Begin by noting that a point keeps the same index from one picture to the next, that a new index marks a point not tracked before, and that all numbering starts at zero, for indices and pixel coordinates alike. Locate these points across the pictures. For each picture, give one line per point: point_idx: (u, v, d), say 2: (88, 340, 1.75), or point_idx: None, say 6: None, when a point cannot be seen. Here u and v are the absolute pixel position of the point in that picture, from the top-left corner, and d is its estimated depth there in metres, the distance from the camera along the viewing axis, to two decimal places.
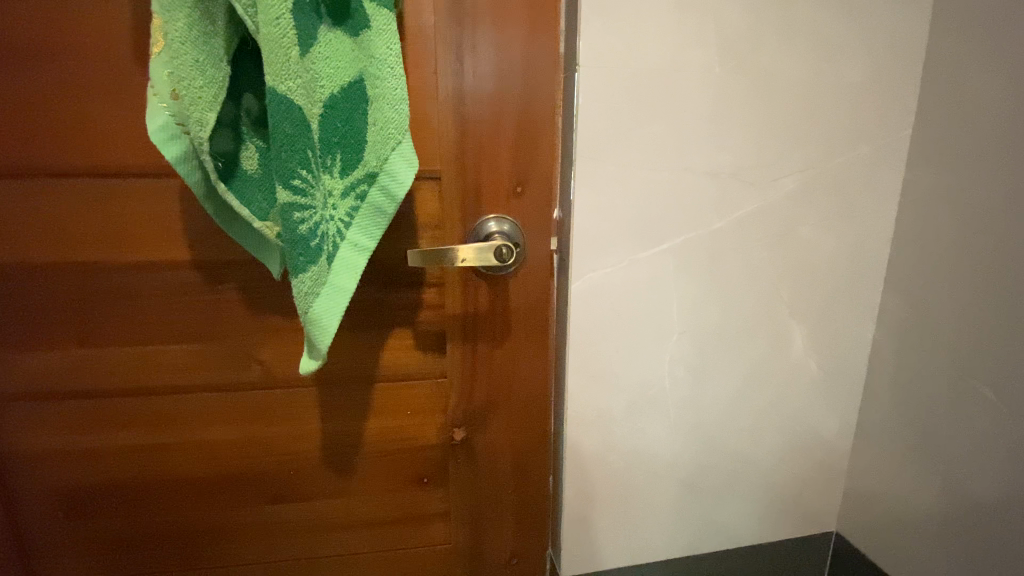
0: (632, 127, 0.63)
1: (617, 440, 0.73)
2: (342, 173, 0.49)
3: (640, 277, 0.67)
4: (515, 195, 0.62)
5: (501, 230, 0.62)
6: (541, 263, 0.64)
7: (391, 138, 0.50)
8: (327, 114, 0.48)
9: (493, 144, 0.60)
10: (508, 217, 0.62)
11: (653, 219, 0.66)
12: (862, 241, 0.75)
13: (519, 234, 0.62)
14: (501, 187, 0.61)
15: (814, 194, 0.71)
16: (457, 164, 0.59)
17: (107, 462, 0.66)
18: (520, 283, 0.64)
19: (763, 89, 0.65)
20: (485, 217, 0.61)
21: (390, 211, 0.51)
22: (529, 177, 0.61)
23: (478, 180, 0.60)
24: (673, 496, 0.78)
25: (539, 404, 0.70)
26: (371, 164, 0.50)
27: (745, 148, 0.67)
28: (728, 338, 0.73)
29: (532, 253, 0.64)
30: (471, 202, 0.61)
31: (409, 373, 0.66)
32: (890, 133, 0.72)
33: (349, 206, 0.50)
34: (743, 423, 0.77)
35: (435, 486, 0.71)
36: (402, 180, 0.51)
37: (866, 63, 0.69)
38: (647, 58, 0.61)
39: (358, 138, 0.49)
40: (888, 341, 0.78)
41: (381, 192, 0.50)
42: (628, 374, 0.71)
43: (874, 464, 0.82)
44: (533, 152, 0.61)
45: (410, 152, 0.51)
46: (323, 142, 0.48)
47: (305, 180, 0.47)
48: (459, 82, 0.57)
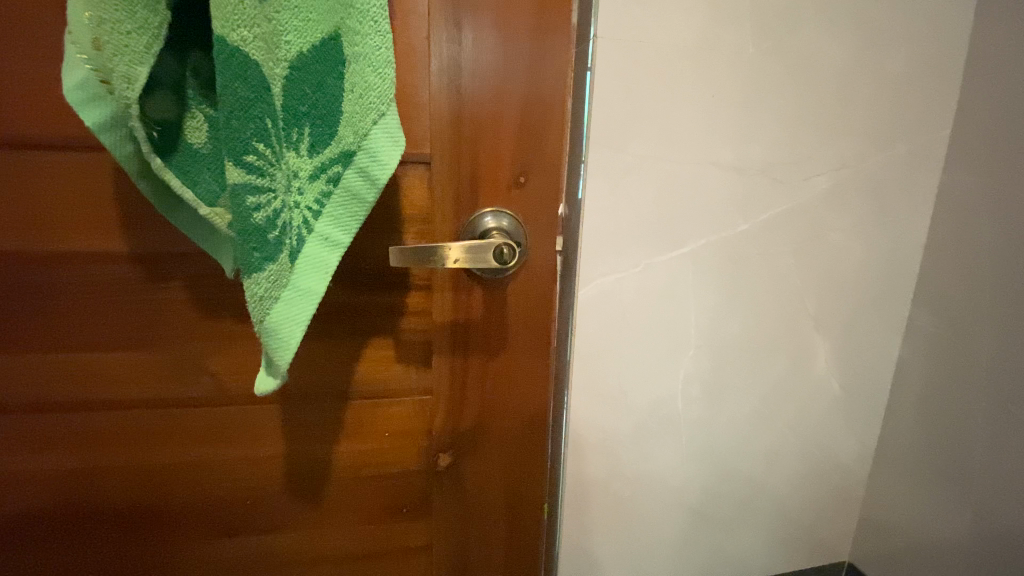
0: (653, 114, 0.55)
1: (622, 464, 0.66)
2: (310, 150, 0.40)
3: (656, 283, 0.60)
4: (518, 186, 0.52)
5: (502, 229, 0.52)
6: (546, 266, 0.54)
7: (373, 110, 0.41)
8: (292, 75, 0.38)
9: (493, 124, 0.50)
10: (510, 212, 0.52)
11: (673, 219, 0.59)
12: (894, 249, 0.68)
13: (522, 233, 0.53)
14: (503, 176, 0.51)
15: (847, 196, 0.64)
16: (451, 148, 0.50)
17: (33, 490, 0.56)
18: (521, 288, 0.54)
19: (799, 76, 0.58)
20: (484, 212, 0.52)
21: (371, 198, 0.42)
22: (534, 165, 0.51)
23: (476, 167, 0.51)
24: (680, 525, 0.71)
25: (539, 430, 0.59)
26: (346, 141, 0.41)
27: (776, 141, 0.59)
28: (748, 352, 0.66)
29: (535, 256, 0.54)
30: (467, 192, 0.52)
31: (389, 390, 0.57)
32: (930, 131, 0.65)
33: (319, 191, 0.41)
34: (759, 446, 0.70)
35: (417, 517, 0.62)
36: (385, 161, 0.42)
37: (908, 52, 0.62)
38: (672, 34, 0.54)
39: (331, 108, 0.40)
40: (915, 358, 0.72)
41: (359, 175, 0.42)
42: (637, 391, 0.63)
43: (894, 490, 0.76)
44: (539, 135, 0.51)
45: (396, 127, 0.42)
46: (287, 111, 0.39)
47: (263, 156, 0.38)
48: (456, 48, 0.48)
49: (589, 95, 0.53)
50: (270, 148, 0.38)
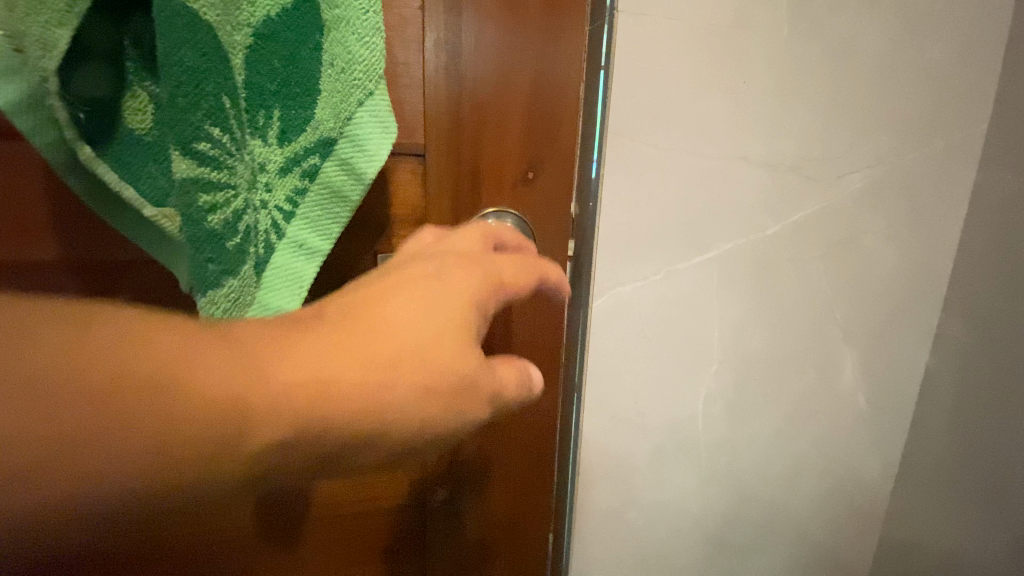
0: (678, 103, 0.49)
1: (637, 490, 0.60)
2: (281, 137, 0.33)
3: (679, 292, 0.54)
4: (526, 183, 0.45)
5: (509, 231, 0.45)
6: (556, 275, 0.47)
7: (359, 87, 0.34)
8: (257, 43, 0.30)
9: (499, 111, 0.43)
10: (516, 212, 0.45)
11: (698, 220, 0.52)
12: (926, 253, 0.63)
13: (528, 236, 0.46)
14: (509, 171, 0.44)
15: (881, 195, 0.58)
16: (449, 137, 0.43)
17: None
18: (529, 299, 0.47)
19: (837, 60, 0.52)
20: (487, 212, 0.45)
21: (354, 194, 0.37)
22: (545, 160, 0.44)
23: (478, 160, 0.44)
24: (697, 553, 0.65)
25: (546, 462, 0.52)
26: (326, 126, 0.34)
27: (811, 134, 0.53)
28: (774, 366, 0.60)
29: (541, 263, 0.47)
30: (468, 190, 0.45)
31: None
32: (969, 125, 0.60)
33: (292, 186, 0.34)
34: (781, 466, 0.65)
35: (408, 556, 0.55)
36: (372, 150, 0.36)
37: (950, 37, 0.56)
38: (700, 11, 0.47)
39: (307, 85, 0.33)
40: (945, 370, 0.67)
41: (341, 166, 0.35)
42: (654, 411, 0.57)
43: (921, 509, 0.71)
44: (551, 125, 0.44)
45: (386, 109, 0.36)
46: (250, 88, 0.31)
47: (219, 145, 0.29)
48: (454, 21, 0.41)
49: (607, 79, 0.46)
50: (228, 136, 0.30)
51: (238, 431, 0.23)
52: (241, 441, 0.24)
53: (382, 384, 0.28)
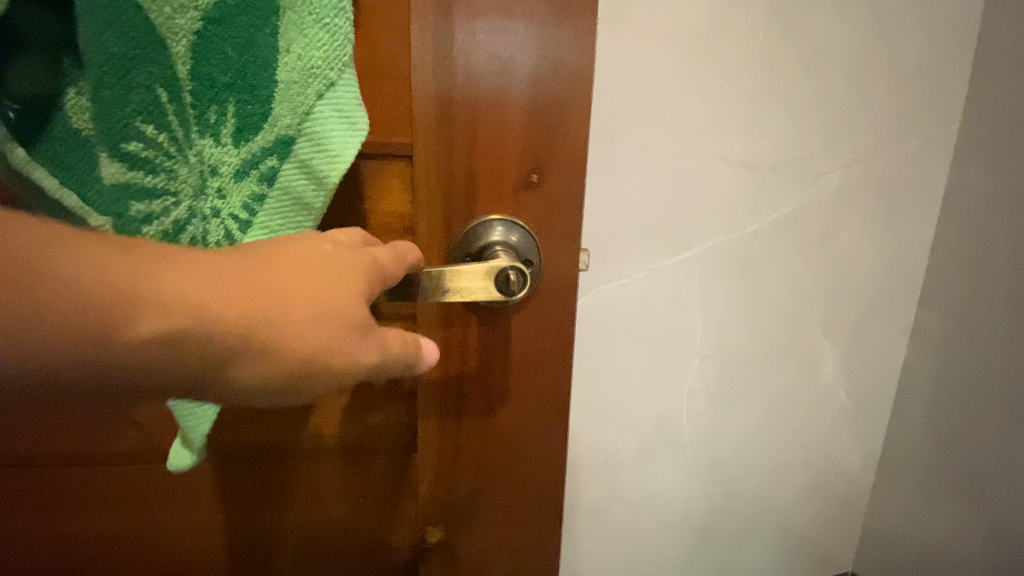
0: (656, 101, 0.48)
1: (623, 493, 0.60)
2: (235, 137, 0.28)
3: (660, 293, 0.53)
4: (526, 184, 0.36)
5: (510, 245, 0.37)
6: (560, 293, 0.39)
7: (316, 77, 0.28)
8: (205, 28, 0.26)
9: (493, 99, 0.35)
10: (517, 220, 0.37)
11: (679, 220, 0.51)
12: (903, 246, 0.63)
13: (529, 248, 0.38)
14: (510, 171, 0.36)
15: (859, 192, 0.58)
16: (441, 134, 0.35)
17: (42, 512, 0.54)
18: (527, 325, 0.39)
19: (814, 57, 0.52)
20: (483, 219, 0.37)
21: (318, 205, 0.30)
22: (549, 154, 0.36)
23: (472, 156, 0.36)
24: (685, 550, 0.66)
25: (552, 514, 0.43)
26: (285, 123, 0.28)
27: (790, 132, 0.53)
28: (757, 364, 0.60)
29: (540, 281, 0.39)
30: (463, 193, 0.36)
31: (368, 444, 0.46)
32: (945, 120, 0.60)
33: (246, 195, 0.28)
34: (765, 464, 0.65)
35: None
36: (335, 153, 0.29)
37: (925, 33, 0.56)
38: (679, 8, 0.46)
39: (260, 75, 0.27)
40: (923, 362, 0.67)
41: (304, 170, 0.29)
42: (638, 414, 0.57)
43: (902, 501, 0.71)
44: (549, 111, 0.35)
45: (349, 106, 0.29)
46: (197, 79, 0.26)
47: (151, 144, 0.26)
48: None
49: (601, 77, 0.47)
50: (163, 132, 0.26)
51: (69, 312, 0.18)
52: (70, 337, 0.18)
53: (240, 323, 0.20)
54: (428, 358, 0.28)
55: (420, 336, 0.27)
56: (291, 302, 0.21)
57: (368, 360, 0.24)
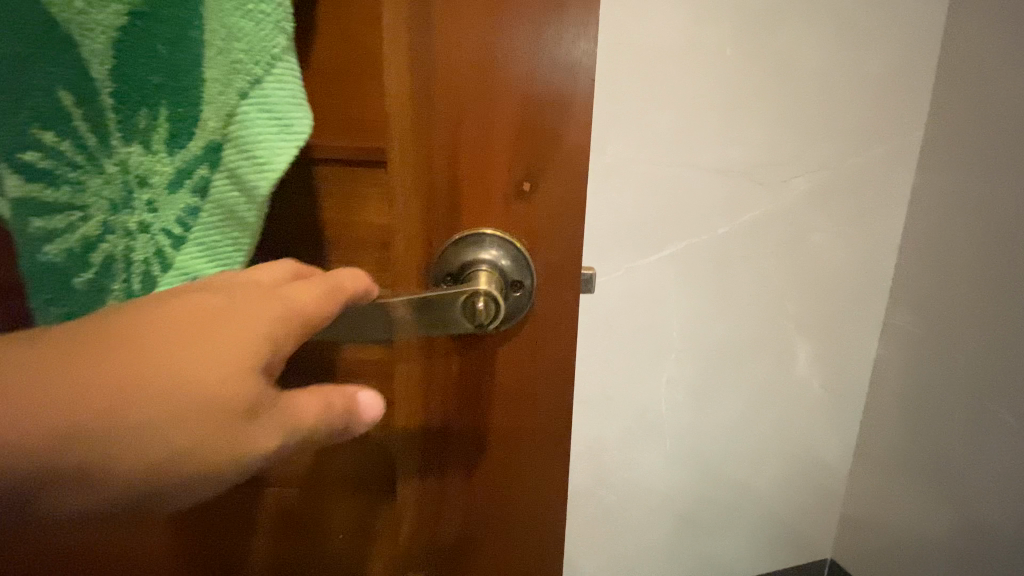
0: (633, 116, 0.55)
1: (608, 473, 0.65)
2: (169, 145, 0.19)
3: (638, 288, 0.59)
4: (520, 197, 0.26)
5: (501, 268, 0.26)
6: (560, 333, 0.28)
7: (243, 68, 0.19)
8: (134, 25, 0.17)
9: (474, 78, 0.24)
10: (509, 241, 0.26)
11: (654, 222, 0.58)
12: (872, 250, 0.69)
13: (526, 276, 0.27)
14: (501, 180, 0.26)
15: (827, 198, 0.64)
16: (409, 125, 0.25)
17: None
18: (514, 376, 0.29)
19: (778, 76, 0.58)
20: (465, 236, 0.26)
21: (256, 227, 0.21)
22: (549, 157, 0.25)
23: (451, 157, 0.25)
24: (668, 530, 0.71)
25: None
26: (219, 124, 0.19)
27: (758, 144, 0.59)
28: (732, 355, 0.65)
29: (537, 320, 0.28)
30: (442, 206, 0.26)
31: (330, 477, 0.32)
32: (905, 132, 0.66)
33: (177, 210, 0.19)
34: (744, 451, 0.70)
35: None
36: (269, 164, 0.20)
37: (884, 53, 0.62)
38: (651, 36, 0.53)
39: (193, 64, 0.18)
40: (894, 356, 0.72)
41: (242, 183, 0.20)
42: (621, 399, 0.63)
43: (877, 489, 0.76)
44: (546, 101, 0.25)
45: (295, 101, 0.20)
46: (119, 78, 0.18)
47: (43, 151, 0.17)
48: None
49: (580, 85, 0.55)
50: (69, 138, 0.18)
51: None
52: None
53: (60, 444, 0.14)
54: (365, 420, 0.20)
55: (355, 387, 0.20)
56: (121, 388, 0.15)
57: (260, 449, 0.17)
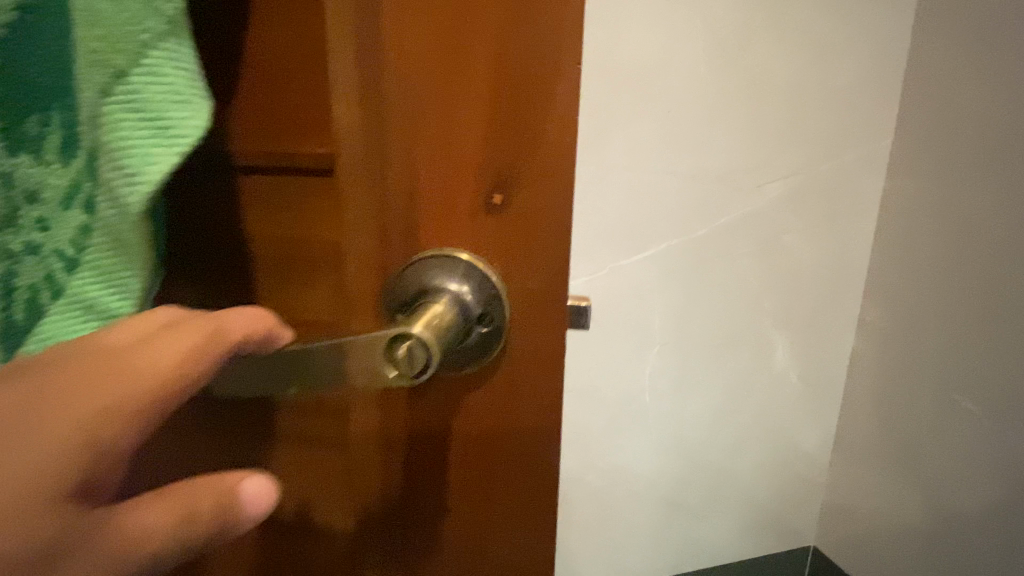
0: (615, 128, 0.60)
1: (596, 458, 0.70)
2: (56, 158, 0.17)
3: (622, 285, 0.64)
4: (491, 217, 0.23)
5: (462, 299, 0.23)
6: (538, 364, 0.25)
7: (112, 69, 0.17)
8: (15, 25, 0.16)
9: (435, 90, 0.22)
10: (485, 268, 0.23)
11: (636, 225, 0.63)
12: (843, 251, 0.73)
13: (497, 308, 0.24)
14: (471, 198, 0.23)
15: (800, 201, 0.68)
16: (372, 138, 0.23)
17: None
18: (492, 413, 0.25)
19: (750, 90, 0.63)
20: (427, 261, 0.23)
21: (139, 248, 0.19)
22: (522, 169, 0.22)
23: (417, 173, 0.23)
24: (654, 513, 0.75)
25: None
26: (100, 134, 0.18)
27: (731, 152, 0.64)
28: (711, 347, 0.70)
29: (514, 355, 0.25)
30: (409, 228, 0.23)
31: (291, 526, 0.30)
32: (874, 139, 0.71)
33: (68, 229, 0.18)
34: (726, 438, 0.75)
35: None
36: (143, 175, 0.18)
37: (852, 67, 0.67)
38: (630, 57, 0.59)
39: (63, 63, 0.17)
40: (868, 350, 0.76)
41: (128, 194, 0.18)
42: (608, 388, 0.68)
43: (854, 476, 0.80)
44: (518, 109, 0.22)
45: (174, 98, 0.19)
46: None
47: None
48: None
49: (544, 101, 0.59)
50: None
51: None
52: None
53: None
54: (245, 513, 0.18)
55: (240, 484, 0.18)
56: None
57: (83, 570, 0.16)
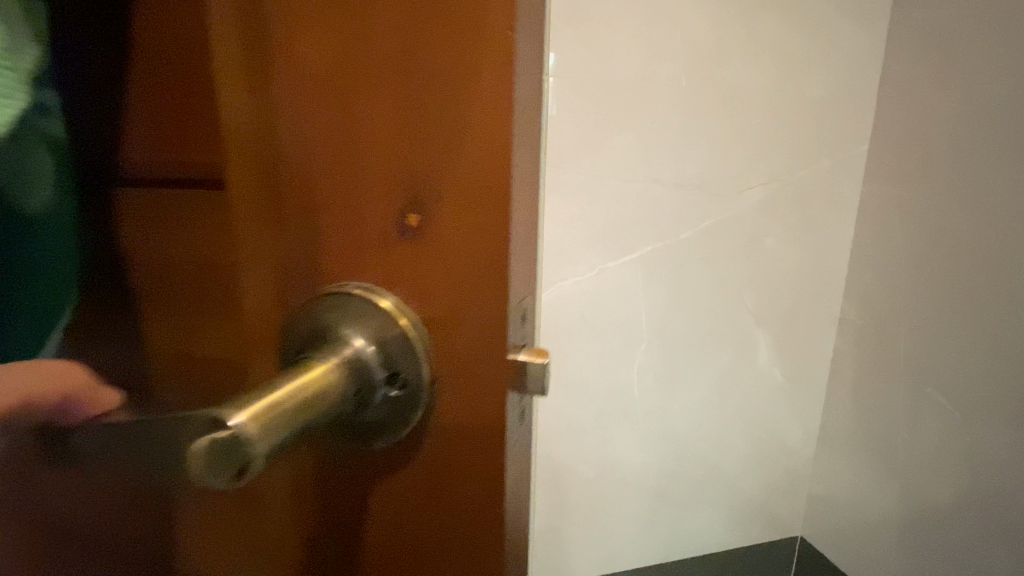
0: (602, 139, 0.65)
1: (587, 448, 0.74)
2: None
3: (610, 285, 0.68)
4: (406, 256, 0.17)
5: (363, 362, 0.17)
6: (473, 442, 0.18)
7: None
8: None
9: (324, 78, 0.16)
10: (402, 312, 0.17)
11: (621, 229, 0.67)
12: (822, 253, 0.77)
13: (412, 366, 0.17)
14: (375, 238, 0.17)
15: (778, 206, 0.72)
16: (257, 148, 0.17)
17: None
18: (413, 507, 0.18)
19: (728, 102, 0.67)
20: (323, 299, 0.17)
21: None
22: (441, 174, 0.16)
23: (310, 195, 0.17)
24: (643, 503, 0.79)
25: None
26: None
27: (712, 160, 0.68)
28: (695, 344, 0.74)
29: (443, 436, 0.18)
30: (305, 265, 0.18)
31: None
32: (850, 146, 0.74)
33: None
34: (711, 430, 0.79)
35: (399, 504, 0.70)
36: None
37: (827, 79, 0.71)
38: (616, 72, 0.63)
39: None
40: (847, 347, 0.80)
41: None
42: (597, 382, 0.72)
43: (835, 468, 0.83)
44: (446, 114, 0.16)
45: None
46: None
47: None
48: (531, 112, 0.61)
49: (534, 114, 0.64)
50: None
51: None
52: None
53: None
54: None
55: None
56: None
57: None
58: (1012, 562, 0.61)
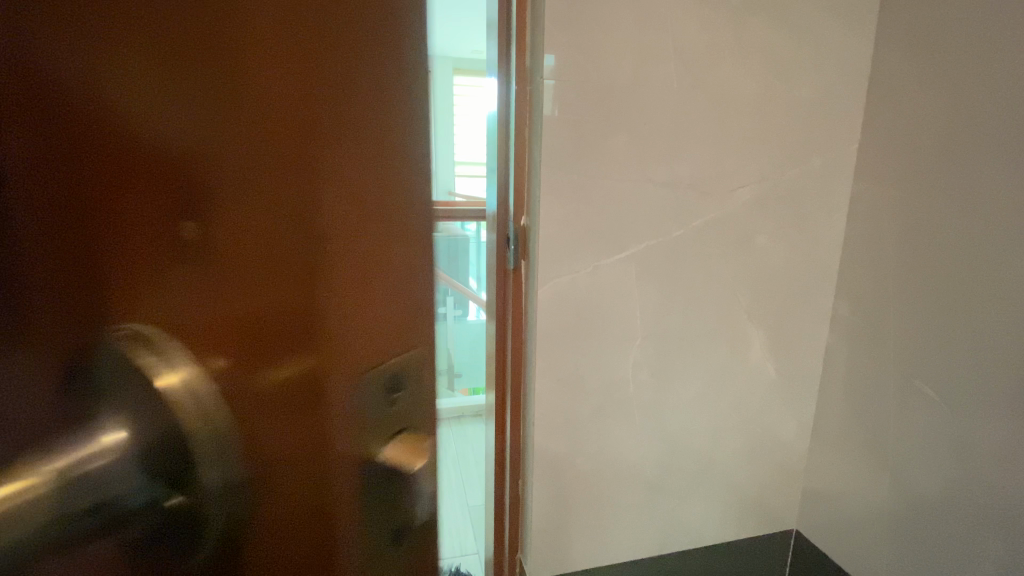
0: (596, 139, 0.66)
1: (584, 442, 0.76)
2: None
3: (605, 282, 0.70)
4: (228, 250, 0.20)
5: (183, 370, 0.21)
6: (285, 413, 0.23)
7: None
8: None
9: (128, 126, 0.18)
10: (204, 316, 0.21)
11: (616, 227, 0.69)
12: (814, 251, 0.79)
13: (207, 376, 0.21)
14: (255, 213, 0.20)
15: (769, 204, 0.74)
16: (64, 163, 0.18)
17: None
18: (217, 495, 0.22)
19: (719, 103, 0.69)
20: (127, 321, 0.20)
21: None
22: (247, 212, 0.20)
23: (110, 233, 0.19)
24: (640, 495, 0.81)
25: None
26: None
27: (703, 160, 0.70)
28: (690, 339, 0.76)
29: (258, 420, 0.23)
30: (109, 298, 0.20)
31: None
32: (840, 146, 0.76)
33: None
34: (705, 424, 0.81)
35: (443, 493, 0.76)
36: None
37: (816, 81, 0.73)
38: (609, 76, 0.65)
39: None
40: (839, 342, 0.81)
41: None
42: (594, 377, 0.73)
43: (829, 462, 0.85)
44: (263, 142, 0.20)
45: None
46: None
47: None
48: (534, 127, 0.66)
49: (530, 114, 0.66)
50: None
51: None
52: None
53: None
54: None
55: None
56: None
57: None
58: (997, 553, 0.62)
